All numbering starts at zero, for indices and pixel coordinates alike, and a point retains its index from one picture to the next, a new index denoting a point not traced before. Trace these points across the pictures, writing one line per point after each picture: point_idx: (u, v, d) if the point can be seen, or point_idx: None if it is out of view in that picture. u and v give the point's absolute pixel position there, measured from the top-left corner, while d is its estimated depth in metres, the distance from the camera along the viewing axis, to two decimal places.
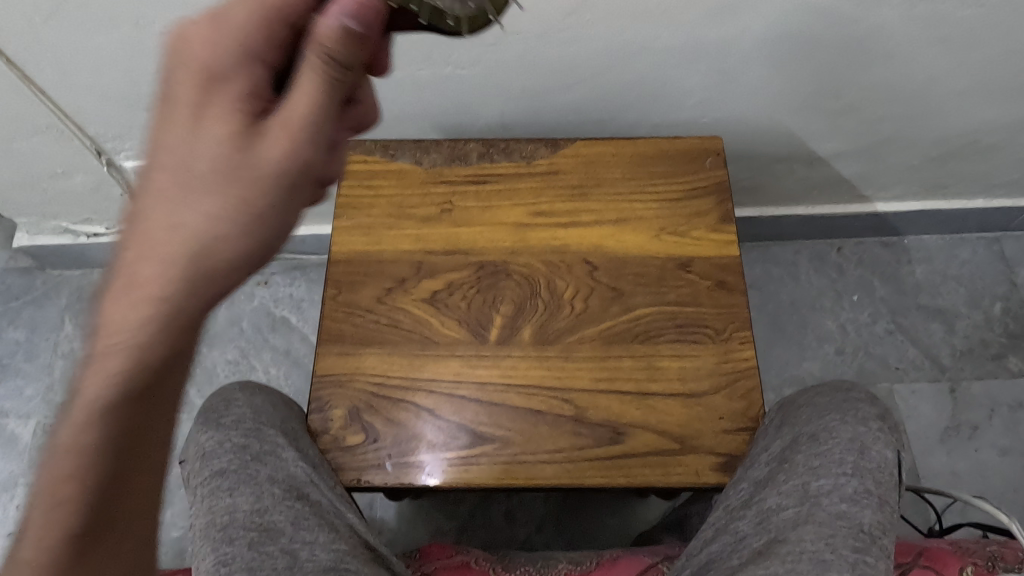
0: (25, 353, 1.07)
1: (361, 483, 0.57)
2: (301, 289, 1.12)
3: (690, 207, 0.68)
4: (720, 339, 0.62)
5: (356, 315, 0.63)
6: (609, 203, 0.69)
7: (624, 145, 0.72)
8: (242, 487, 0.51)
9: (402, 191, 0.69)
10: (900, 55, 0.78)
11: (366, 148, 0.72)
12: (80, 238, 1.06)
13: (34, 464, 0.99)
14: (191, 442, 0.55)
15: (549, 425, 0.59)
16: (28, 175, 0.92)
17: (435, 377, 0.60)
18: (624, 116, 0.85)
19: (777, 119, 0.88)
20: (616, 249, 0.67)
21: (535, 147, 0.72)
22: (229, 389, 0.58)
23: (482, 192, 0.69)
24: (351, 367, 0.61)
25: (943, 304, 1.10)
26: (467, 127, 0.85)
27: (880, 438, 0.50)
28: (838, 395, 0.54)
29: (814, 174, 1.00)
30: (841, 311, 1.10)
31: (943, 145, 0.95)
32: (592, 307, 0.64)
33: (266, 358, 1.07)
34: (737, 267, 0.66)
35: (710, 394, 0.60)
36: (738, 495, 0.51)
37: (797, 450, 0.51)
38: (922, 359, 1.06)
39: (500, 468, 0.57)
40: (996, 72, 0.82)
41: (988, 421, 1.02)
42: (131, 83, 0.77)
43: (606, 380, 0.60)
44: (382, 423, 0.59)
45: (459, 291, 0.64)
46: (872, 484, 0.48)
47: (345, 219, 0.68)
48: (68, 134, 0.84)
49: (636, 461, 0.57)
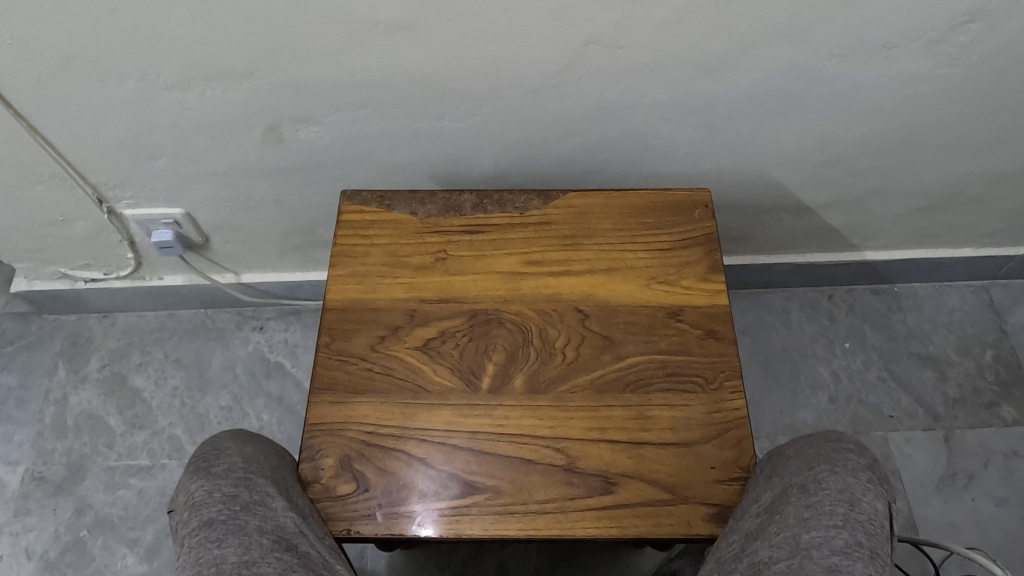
0: (16, 399, 1.06)
1: (351, 533, 0.56)
2: (296, 334, 1.12)
3: (679, 257, 0.70)
4: (710, 389, 0.63)
5: (349, 363, 0.64)
6: (600, 253, 0.70)
7: (614, 197, 0.73)
8: (230, 538, 0.49)
9: (397, 240, 0.70)
10: (881, 111, 0.81)
11: (362, 198, 0.73)
12: (77, 283, 1.07)
13: (20, 512, 0.98)
14: (180, 492, 0.54)
15: (540, 474, 0.58)
16: (29, 223, 0.93)
17: (427, 426, 0.61)
18: (615, 167, 0.87)
19: (764, 171, 0.90)
20: (607, 298, 0.68)
21: (527, 198, 0.73)
22: (220, 438, 0.58)
23: (475, 241, 0.71)
24: (342, 416, 0.61)
25: (934, 351, 1.11)
26: (462, 178, 0.87)
27: (870, 489, 0.50)
28: (827, 446, 0.54)
29: (802, 224, 1.02)
30: (833, 358, 1.11)
31: (928, 196, 0.97)
32: (584, 356, 0.64)
33: (259, 404, 1.06)
34: (727, 316, 0.66)
35: (701, 444, 0.60)
36: (729, 547, 0.51)
37: (787, 501, 0.51)
38: (916, 407, 1.06)
39: (491, 518, 0.57)
40: (975, 127, 0.84)
41: (983, 470, 1.01)
42: (134, 134, 0.79)
43: (598, 430, 0.61)
44: (373, 472, 0.58)
45: (452, 339, 0.65)
46: (863, 537, 0.47)
47: (340, 268, 0.69)
48: (70, 182, 0.86)
49: (628, 511, 0.57)
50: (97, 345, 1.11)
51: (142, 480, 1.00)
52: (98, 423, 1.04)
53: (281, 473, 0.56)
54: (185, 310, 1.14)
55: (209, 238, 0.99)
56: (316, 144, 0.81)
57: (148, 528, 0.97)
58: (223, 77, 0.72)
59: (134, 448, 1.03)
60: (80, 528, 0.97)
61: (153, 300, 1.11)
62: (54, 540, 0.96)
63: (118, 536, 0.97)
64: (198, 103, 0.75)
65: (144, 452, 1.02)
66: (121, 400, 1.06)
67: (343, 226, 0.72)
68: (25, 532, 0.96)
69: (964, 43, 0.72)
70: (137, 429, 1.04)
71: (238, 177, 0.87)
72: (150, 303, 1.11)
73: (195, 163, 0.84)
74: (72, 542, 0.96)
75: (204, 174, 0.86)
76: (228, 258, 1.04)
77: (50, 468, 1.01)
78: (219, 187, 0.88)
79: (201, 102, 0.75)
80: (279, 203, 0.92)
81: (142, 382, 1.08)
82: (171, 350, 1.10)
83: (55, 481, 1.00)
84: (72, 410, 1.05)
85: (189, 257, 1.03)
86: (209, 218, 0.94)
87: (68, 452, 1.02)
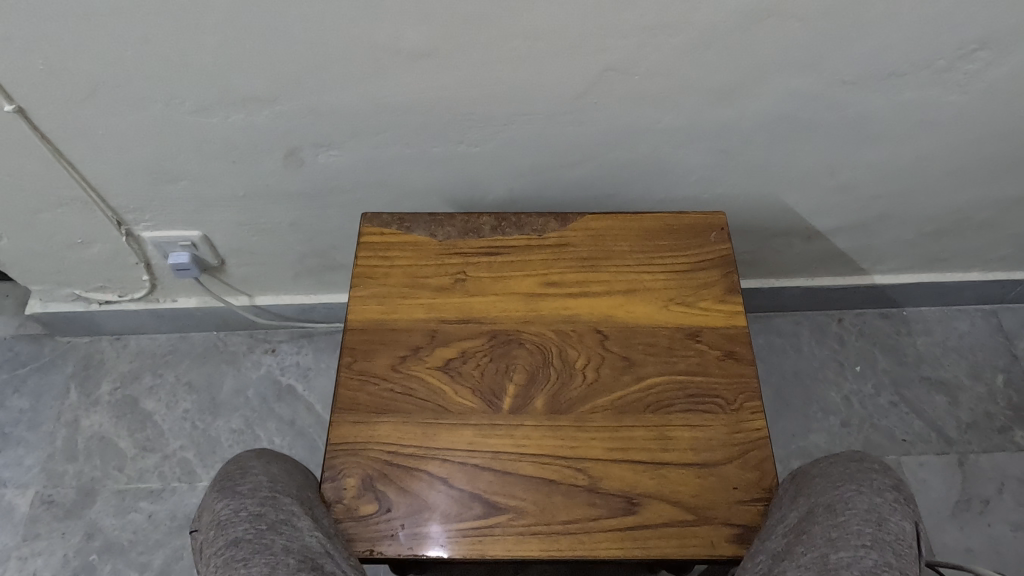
0: (27, 421, 1.06)
1: (373, 554, 0.56)
2: (308, 357, 1.13)
3: (697, 278, 0.70)
4: (730, 409, 0.63)
5: (370, 383, 0.64)
6: (618, 275, 0.71)
7: (631, 220, 0.75)
8: (256, 557, 0.48)
9: (416, 262, 0.71)
10: (892, 137, 0.82)
11: (382, 220, 0.74)
12: (91, 305, 1.08)
13: (28, 536, 0.97)
14: (205, 512, 0.54)
15: (562, 495, 0.58)
16: (48, 245, 0.94)
17: (448, 446, 0.61)
18: (629, 191, 0.88)
19: (776, 195, 0.91)
20: (626, 319, 0.68)
21: (545, 221, 0.74)
22: (244, 457, 0.58)
23: (494, 263, 0.71)
24: (364, 436, 0.61)
25: (945, 375, 1.11)
26: (478, 201, 0.88)
27: (897, 510, 0.50)
28: (851, 466, 0.54)
29: (812, 248, 1.03)
30: (844, 382, 1.11)
31: (937, 221, 0.98)
32: (604, 376, 0.65)
33: (270, 428, 1.06)
34: (745, 337, 0.67)
35: (723, 465, 0.60)
36: (757, 568, 0.51)
37: (814, 521, 0.51)
38: (929, 432, 1.06)
39: (514, 539, 0.56)
40: (985, 153, 0.86)
41: (998, 495, 1.00)
42: (157, 159, 0.81)
43: (620, 450, 0.61)
44: (395, 492, 0.58)
45: (473, 359, 0.65)
46: (892, 557, 0.47)
47: (360, 289, 0.70)
48: (91, 205, 0.87)
49: (651, 533, 0.57)
50: (110, 368, 1.11)
51: (152, 504, 1.00)
52: (109, 446, 1.04)
53: (305, 492, 0.56)
54: (197, 333, 1.14)
55: (224, 261, 1.00)
56: (337, 168, 0.83)
57: (157, 552, 0.96)
58: (248, 102, 0.73)
59: (144, 472, 1.02)
60: (89, 553, 0.96)
61: (166, 322, 1.11)
62: (63, 565, 0.95)
63: (127, 560, 0.96)
64: (221, 128, 0.77)
65: (154, 476, 1.02)
66: (132, 423, 1.06)
67: (363, 248, 0.72)
68: (33, 557, 0.95)
69: (972, 71, 0.74)
70: (147, 452, 1.04)
71: (257, 201, 0.88)
72: (163, 325, 1.12)
73: (215, 186, 0.85)
74: (81, 567, 0.95)
75: (224, 197, 0.87)
76: (243, 281, 1.04)
77: (60, 491, 1.00)
78: (237, 211, 0.90)
79: (224, 127, 0.77)
80: (296, 226, 0.93)
81: (153, 405, 1.07)
82: (183, 372, 1.10)
83: (64, 505, 0.99)
84: (83, 433, 1.05)
85: (204, 279, 1.03)
86: (225, 241, 0.95)
87: (78, 476, 1.01)
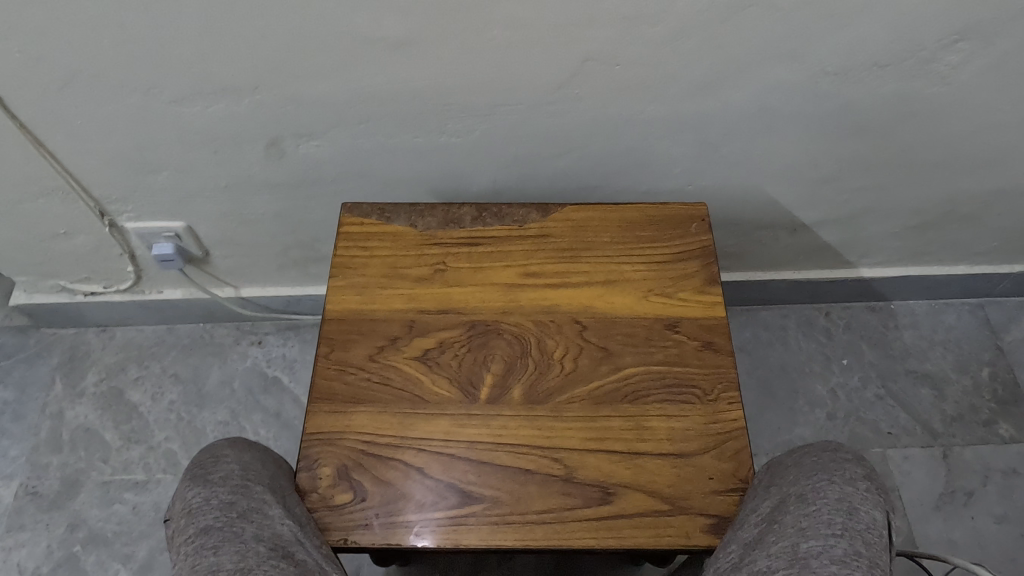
0: (12, 413, 1.06)
1: (348, 543, 0.56)
2: (294, 349, 1.12)
3: (677, 269, 0.70)
4: (708, 400, 0.63)
5: (348, 373, 0.64)
6: (598, 265, 0.71)
7: (612, 210, 0.75)
8: (227, 545, 0.48)
9: (396, 253, 0.71)
10: (875, 129, 0.82)
11: (362, 211, 0.74)
12: (76, 297, 1.07)
13: (12, 527, 0.97)
14: (177, 500, 0.53)
15: (538, 484, 0.58)
16: (31, 236, 0.94)
17: (424, 436, 0.61)
18: (613, 183, 0.88)
19: (761, 188, 0.91)
20: (604, 310, 0.68)
21: (526, 211, 0.74)
22: (217, 446, 0.58)
23: (474, 254, 0.71)
24: (340, 425, 0.61)
25: (932, 368, 1.11)
26: (462, 193, 0.88)
27: (868, 499, 0.50)
28: (824, 455, 0.54)
29: (798, 241, 1.03)
30: (831, 375, 1.11)
31: (923, 214, 0.98)
32: (582, 366, 0.65)
33: (255, 419, 1.06)
34: (723, 328, 0.67)
35: (699, 455, 0.60)
36: (728, 557, 0.51)
37: (785, 510, 0.51)
38: (914, 425, 1.06)
39: (489, 528, 0.56)
40: (969, 145, 0.85)
41: (982, 488, 1.01)
42: (139, 148, 0.80)
43: (597, 440, 0.61)
44: (370, 482, 0.58)
45: (451, 350, 0.65)
46: (861, 546, 0.47)
47: (339, 279, 0.70)
48: (73, 196, 0.87)
49: (626, 523, 0.57)
50: (95, 359, 1.10)
51: (137, 495, 1.00)
52: (94, 438, 1.04)
53: (277, 481, 0.56)
54: (184, 325, 1.14)
55: (209, 252, 0.99)
56: (319, 159, 0.82)
57: (141, 543, 0.96)
58: (228, 92, 0.73)
59: (129, 463, 1.02)
60: (73, 544, 0.96)
61: (152, 313, 1.11)
62: (47, 556, 0.95)
63: (111, 551, 0.95)
64: (201, 117, 0.76)
65: (139, 467, 1.02)
66: (117, 415, 1.06)
67: (343, 238, 0.72)
68: (17, 547, 0.95)
69: (955, 62, 0.74)
70: (133, 444, 1.03)
71: (239, 191, 0.87)
72: (149, 317, 1.12)
73: (197, 177, 0.85)
74: (65, 558, 0.95)
75: (207, 188, 0.87)
76: (228, 272, 1.04)
77: (45, 482, 1.00)
78: (220, 201, 0.89)
79: (204, 116, 0.76)
80: (280, 217, 0.93)
81: (139, 397, 1.07)
82: (169, 364, 1.10)
83: (49, 496, 0.99)
84: (68, 424, 1.05)
85: (189, 270, 1.03)
86: (209, 232, 0.95)
87: (63, 467, 1.01)
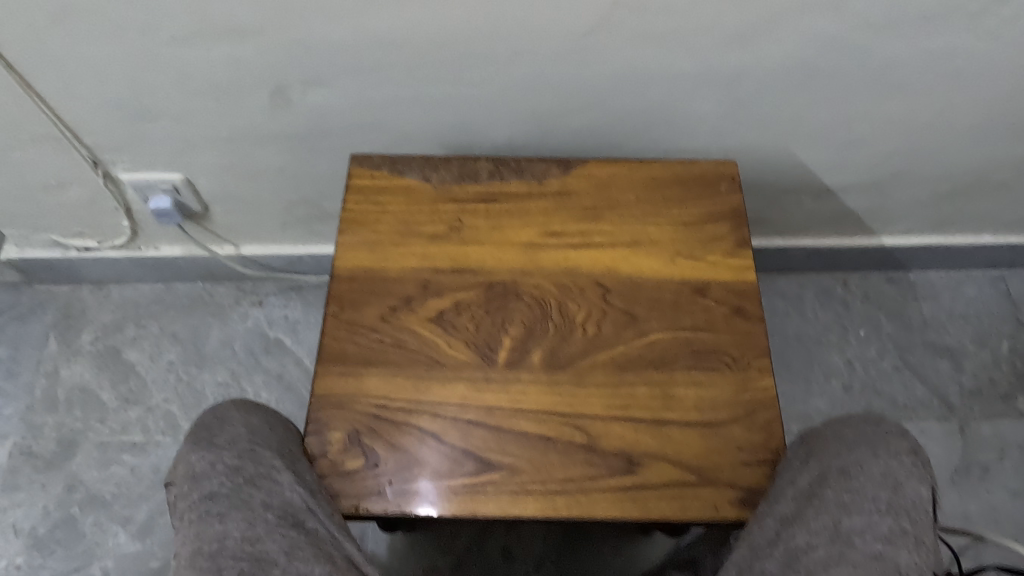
0: (6, 371, 1.02)
1: (360, 511, 0.53)
2: (297, 310, 1.09)
3: (705, 231, 0.67)
4: (737, 368, 0.60)
5: (359, 333, 0.61)
6: (622, 226, 0.67)
7: (637, 167, 0.71)
8: (233, 513, 0.46)
9: (409, 209, 0.67)
10: (913, 88, 0.78)
11: (373, 163, 0.70)
12: (70, 252, 1.03)
13: (7, 487, 0.94)
14: (181, 463, 0.50)
15: (560, 453, 0.56)
16: (21, 186, 0.89)
17: (440, 401, 0.58)
18: (634, 141, 0.83)
19: (788, 149, 0.87)
20: (629, 272, 0.65)
21: (546, 167, 0.70)
22: (223, 408, 0.54)
23: (491, 211, 0.67)
24: (351, 388, 0.58)
25: (950, 341, 1.09)
26: (475, 148, 0.84)
27: (914, 474, 0.47)
28: (867, 429, 0.51)
29: (821, 207, 0.99)
30: (847, 346, 1.08)
31: (952, 181, 0.94)
32: (605, 331, 0.61)
33: (257, 381, 1.03)
34: (754, 294, 0.64)
35: (728, 425, 0.57)
36: (762, 532, 0.48)
37: (826, 484, 0.48)
38: (931, 398, 1.04)
39: (508, 498, 0.54)
40: (1009, 108, 0.81)
41: (998, 462, 0.99)
42: (134, 93, 0.75)
43: (621, 408, 0.58)
44: (383, 447, 0.55)
45: (467, 312, 0.62)
46: (907, 524, 0.44)
47: (349, 235, 0.66)
48: (65, 143, 0.82)
49: (651, 493, 0.54)
50: (91, 318, 1.07)
51: (135, 457, 0.97)
52: (91, 398, 1.01)
53: (286, 445, 0.53)
54: (182, 284, 1.10)
55: (209, 208, 0.95)
56: (326, 108, 0.78)
57: (141, 506, 0.94)
58: (230, 34, 0.68)
59: (127, 424, 0.99)
60: (70, 505, 0.93)
61: (149, 271, 1.07)
62: (43, 517, 0.92)
63: (110, 513, 0.93)
64: (201, 61, 0.71)
65: (137, 428, 0.99)
66: (114, 375, 1.02)
67: (353, 192, 0.68)
68: (12, 508, 0.93)
69: (1006, 16, 0.69)
70: (130, 405, 1.00)
71: (241, 143, 0.83)
72: (146, 275, 1.08)
73: (197, 127, 0.80)
74: (62, 519, 0.92)
75: (207, 138, 0.82)
76: (228, 229, 1.00)
77: (41, 442, 0.97)
78: (221, 153, 0.85)
79: (205, 60, 0.71)
80: (284, 171, 0.88)
81: (136, 356, 1.04)
82: (167, 324, 1.07)
83: (45, 457, 0.96)
84: (63, 383, 1.01)
85: (187, 226, 0.99)
86: (209, 186, 0.91)
87: (59, 427, 0.98)
